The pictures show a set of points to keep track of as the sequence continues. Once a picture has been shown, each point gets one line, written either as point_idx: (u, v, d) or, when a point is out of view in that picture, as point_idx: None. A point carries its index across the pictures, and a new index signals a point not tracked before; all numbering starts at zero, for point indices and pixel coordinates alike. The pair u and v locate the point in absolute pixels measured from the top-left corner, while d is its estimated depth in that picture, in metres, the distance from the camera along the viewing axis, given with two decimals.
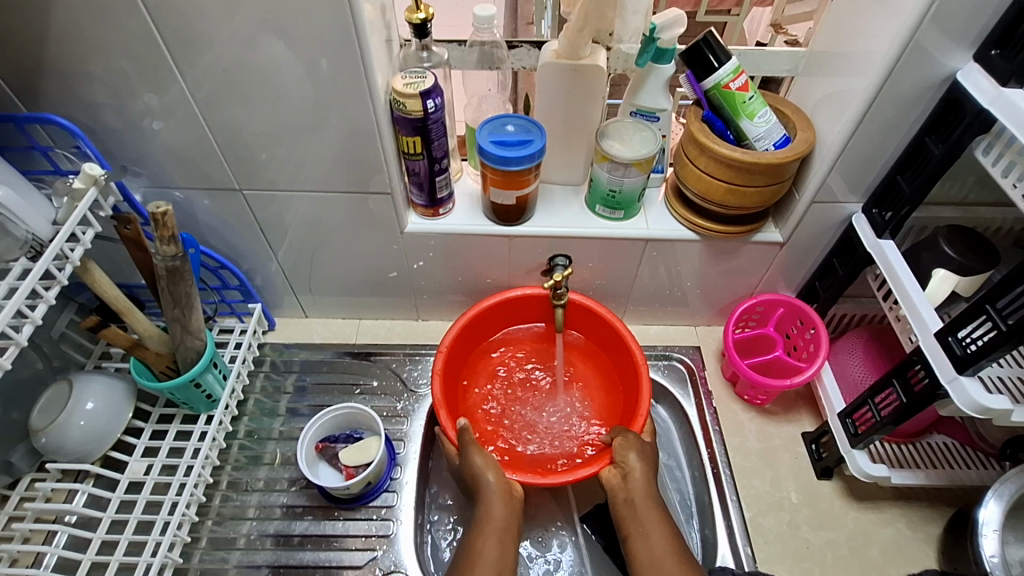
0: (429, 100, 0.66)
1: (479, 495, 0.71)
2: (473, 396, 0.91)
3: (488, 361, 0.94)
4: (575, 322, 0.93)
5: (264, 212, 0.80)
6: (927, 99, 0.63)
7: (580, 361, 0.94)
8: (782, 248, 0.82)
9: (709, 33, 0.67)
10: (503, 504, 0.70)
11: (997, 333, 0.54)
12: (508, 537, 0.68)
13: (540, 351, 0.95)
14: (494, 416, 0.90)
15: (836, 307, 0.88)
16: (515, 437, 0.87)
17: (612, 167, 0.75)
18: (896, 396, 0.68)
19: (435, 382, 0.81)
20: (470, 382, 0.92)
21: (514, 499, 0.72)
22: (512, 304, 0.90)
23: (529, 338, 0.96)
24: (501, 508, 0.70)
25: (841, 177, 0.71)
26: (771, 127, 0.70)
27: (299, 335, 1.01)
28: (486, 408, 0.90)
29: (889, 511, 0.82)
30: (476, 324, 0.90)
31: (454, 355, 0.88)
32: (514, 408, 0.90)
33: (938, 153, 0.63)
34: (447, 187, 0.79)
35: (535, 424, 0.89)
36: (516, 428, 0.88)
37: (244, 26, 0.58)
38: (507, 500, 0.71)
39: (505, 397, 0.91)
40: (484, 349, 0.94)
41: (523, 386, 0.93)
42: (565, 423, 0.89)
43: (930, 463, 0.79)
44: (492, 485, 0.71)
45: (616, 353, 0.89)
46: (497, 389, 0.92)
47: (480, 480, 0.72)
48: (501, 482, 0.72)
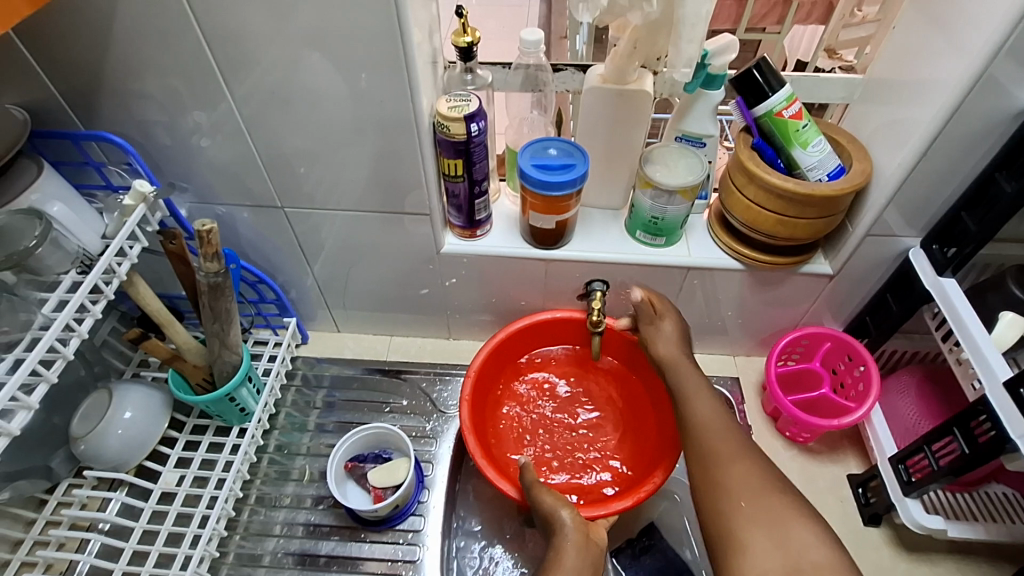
0: (473, 124, 0.66)
1: (554, 538, 0.66)
2: (502, 420, 0.89)
3: (516, 384, 0.92)
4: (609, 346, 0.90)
5: (303, 227, 0.81)
6: (998, 135, 0.59)
7: (611, 387, 0.91)
8: (831, 281, 0.78)
9: (761, 59, 0.66)
10: (579, 553, 0.64)
11: None
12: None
13: (571, 375, 0.93)
14: (522, 440, 0.87)
15: (887, 343, 0.83)
16: (545, 462, 0.85)
17: (656, 194, 0.73)
18: (957, 445, 0.64)
19: (463, 409, 0.80)
20: (498, 407, 0.90)
21: (591, 544, 0.66)
22: (544, 327, 0.89)
23: (559, 360, 0.94)
24: (575, 559, 0.63)
25: (899, 211, 0.68)
26: (825, 156, 0.67)
27: (331, 349, 1.01)
28: (513, 431, 0.88)
29: (942, 565, 0.76)
30: (505, 347, 0.88)
31: (482, 379, 0.87)
32: (547, 435, 0.88)
33: (1009, 191, 0.59)
34: (486, 209, 0.78)
35: (565, 450, 0.87)
36: (544, 453, 0.86)
37: (293, 43, 0.58)
38: (583, 549, 0.65)
39: (534, 420, 0.89)
40: (511, 372, 0.92)
41: (553, 409, 0.90)
42: (596, 450, 0.86)
43: (989, 516, 0.73)
44: (568, 525, 0.66)
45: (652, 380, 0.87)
46: (526, 410, 0.90)
47: (557, 521, 0.67)
48: (580, 527, 0.66)
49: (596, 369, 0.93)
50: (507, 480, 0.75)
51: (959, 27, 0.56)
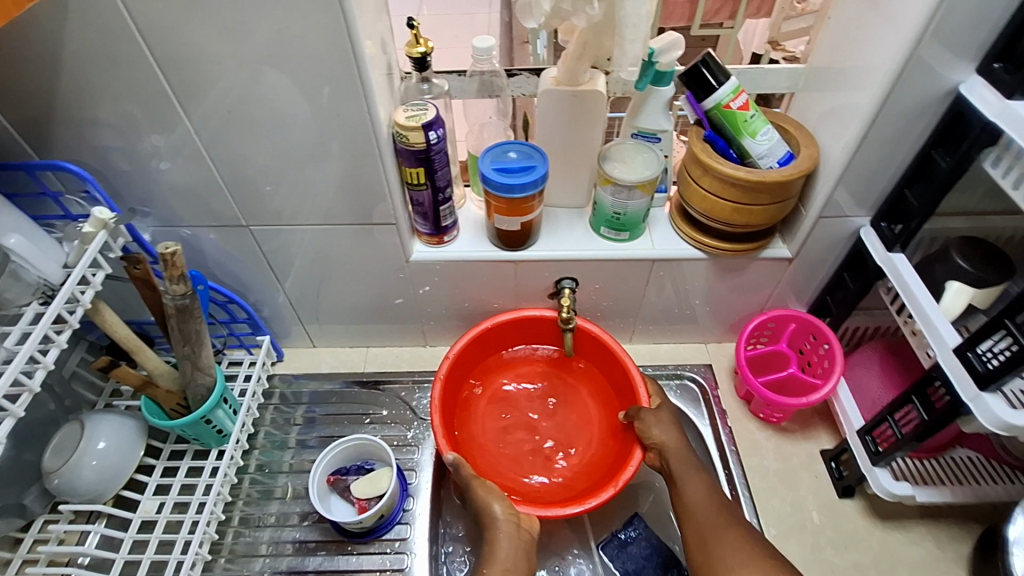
0: (431, 132, 0.67)
1: (487, 531, 0.70)
2: (474, 415, 0.90)
3: (495, 381, 0.94)
4: (587, 351, 0.91)
5: (270, 245, 0.81)
6: (933, 113, 0.62)
7: (586, 394, 0.92)
8: (790, 264, 0.81)
9: (707, 54, 0.68)
10: (510, 542, 0.68)
11: (1017, 349, 0.52)
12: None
13: (551, 378, 0.94)
14: (489, 436, 0.89)
15: (848, 320, 0.86)
16: (506, 463, 0.86)
17: (616, 190, 0.75)
18: (917, 412, 0.67)
19: (437, 385, 0.83)
20: (475, 402, 0.91)
21: (522, 531, 0.70)
22: (526, 324, 0.90)
23: (540, 362, 0.95)
24: (508, 550, 0.68)
25: (847, 192, 0.71)
26: (774, 145, 0.70)
27: (307, 365, 1.00)
28: (483, 427, 0.89)
29: (915, 530, 0.79)
30: (483, 342, 0.90)
31: (460, 367, 0.88)
32: (514, 436, 0.89)
33: (946, 166, 0.62)
34: (451, 215, 0.79)
35: (528, 453, 0.87)
36: (509, 453, 0.87)
37: (247, 63, 0.59)
38: (515, 537, 0.69)
39: (506, 420, 0.90)
40: (490, 370, 0.94)
41: (527, 410, 0.91)
42: (558, 458, 0.87)
43: (954, 479, 0.76)
44: (500, 520, 0.70)
45: (625, 389, 0.87)
46: (499, 409, 0.91)
47: (489, 516, 0.71)
48: (511, 518, 0.70)
49: (574, 372, 0.94)
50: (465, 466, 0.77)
51: (887, 13, 0.59)
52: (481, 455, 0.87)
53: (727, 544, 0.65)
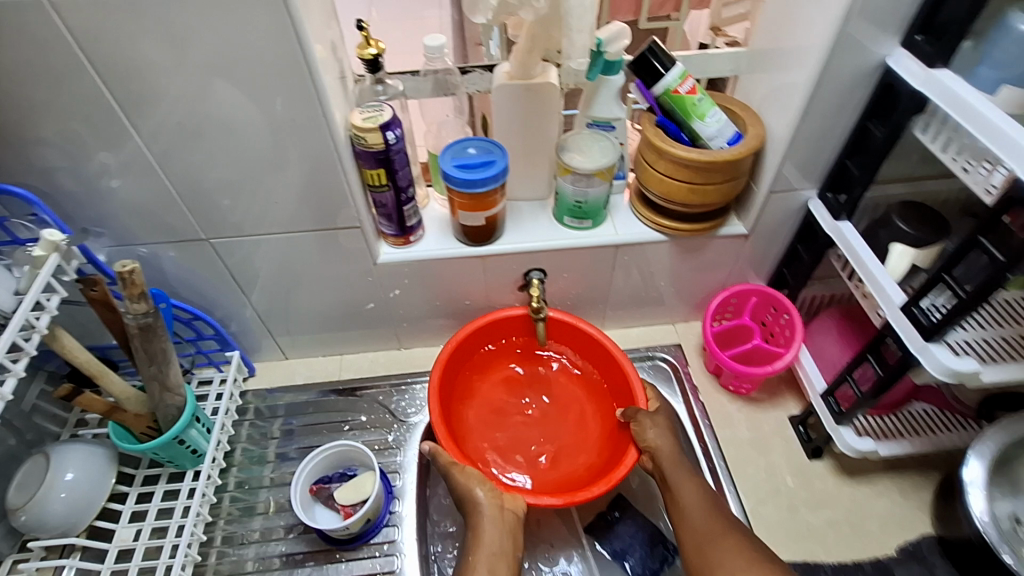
0: (389, 132, 0.67)
1: (471, 516, 0.73)
2: (472, 406, 0.91)
3: (496, 372, 0.94)
4: (586, 349, 0.91)
5: (233, 257, 0.79)
6: (866, 86, 0.66)
7: (584, 394, 0.92)
8: (747, 239, 0.84)
9: (652, 42, 0.71)
10: (494, 525, 0.71)
11: (958, 301, 0.56)
12: (502, 561, 0.70)
13: (551, 374, 0.94)
14: (484, 428, 0.89)
15: (803, 291, 0.90)
16: (497, 455, 0.86)
17: (576, 178, 0.77)
18: (872, 369, 0.71)
19: (436, 368, 0.84)
20: (474, 391, 0.92)
21: (506, 513, 0.73)
22: (526, 317, 0.91)
23: (542, 356, 0.95)
24: (493, 533, 0.70)
25: (794, 166, 0.74)
26: (723, 125, 0.73)
27: (281, 378, 0.99)
28: (480, 418, 0.90)
29: (881, 483, 0.83)
30: (483, 333, 0.90)
31: (461, 355, 0.89)
32: (509, 431, 0.89)
33: (881, 135, 0.66)
34: (416, 214, 0.79)
35: (521, 448, 0.87)
36: (502, 446, 0.87)
37: (195, 73, 0.58)
38: (498, 520, 0.71)
39: (502, 413, 0.90)
40: (492, 362, 0.94)
41: (524, 405, 0.91)
42: (550, 456, 0.86)
43: (913, 431, 0.78)
44: (483, 502, 0.72)
45: (621, 390, 0.87)
46: (496, 403, 0.91)
47: (473, 501, 0.73)
48: (494, 501, 0.73)
49: (574, 370, 0.93)
50: (455, 449, 0.78)
51: None
52: (473, 447, 0.87)
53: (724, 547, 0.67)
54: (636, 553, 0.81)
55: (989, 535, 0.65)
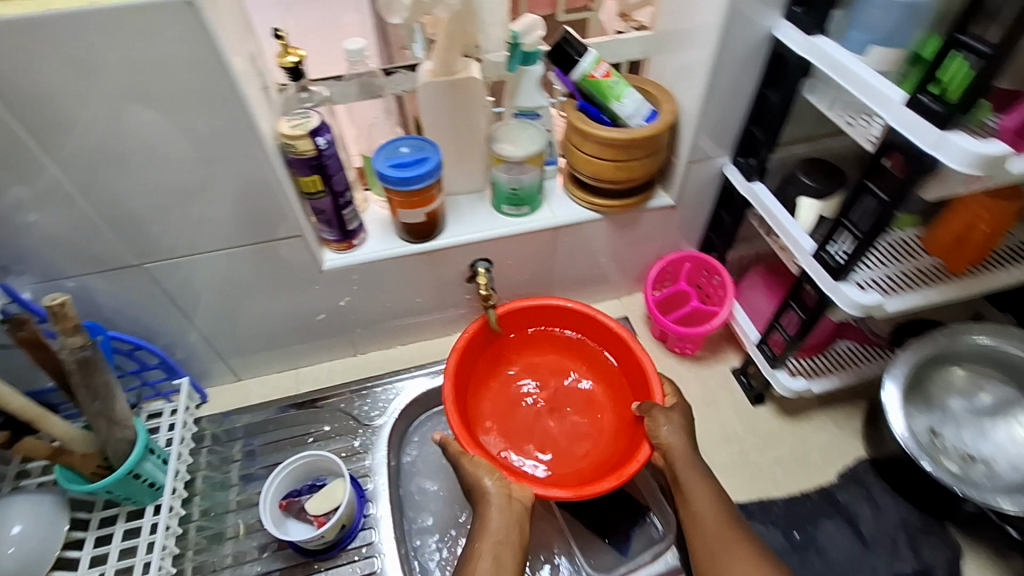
0: (318, 138, 0.68)
1: (479, 504, 0.71)
2: (488, 396, 0.90)
3: (514, 364, 0.93)
4: (606, 341, 0.90)
5: (172, 281, 0.77)
6: (760, 56, 0.72)
7: (602, 388, 0.90)
8: (675, 209, 0.90)
9: (566, 32, 0.75)
10: (501, 513, 0.70)
11: (857, 241, 0.63)
12: (508, 549, 0.68)
13: (571, 365, 0.93)
14: (500, 419, 0.88)
15: (732, 254, 0.96)
16: (509, 446, 0.85)
17: (508, 167, 0.81)
18: (796, 314, 0.77)
19: (451, 356, 0.83)
20: (490, 383, 0.91)
21: (513, 501, 0.71)
22: (543, 307, 0.90)
23: (564, 346, 0.93)
24: (499, 521, 0.69)
25: (707, 136, 0.80)
26: (639, 105, 0.77)
27: (236, 400, 0.97)
28: (496, 408, 0.89)
29: (818, 418, 0.90)
30: (499, 322, 0.89)
31: (477, 342, 0.88)
32: (523, 423, 0.88)
33: (778, 100, 0.72)
34: (356, 217, 0.80)
35: (534, 440, 0.86)
36: (516, 438, 0.86)
37: (109, 95, 0.56)
38: (506, 509, 0.70)
39: (518, 405, 0.89)
40: (510, 351, 0.93)
41: (542, 397, 0.90)
42: (561, 448, 0.85)
43: (839, 367, 0.85)
44: (491, 491, 0.71)
45: (639, 385, 0.85)
46: (514, 393, 0.90)
47: (480, 489, 0.71)
48: (502, 490, 0.71)
49: (595, 363, 0.92)
50: (467, 437, 0.77)
51: None
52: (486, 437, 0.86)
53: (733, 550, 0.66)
54: (609, 517, 0.86)
55: (914, 452, 0.68)
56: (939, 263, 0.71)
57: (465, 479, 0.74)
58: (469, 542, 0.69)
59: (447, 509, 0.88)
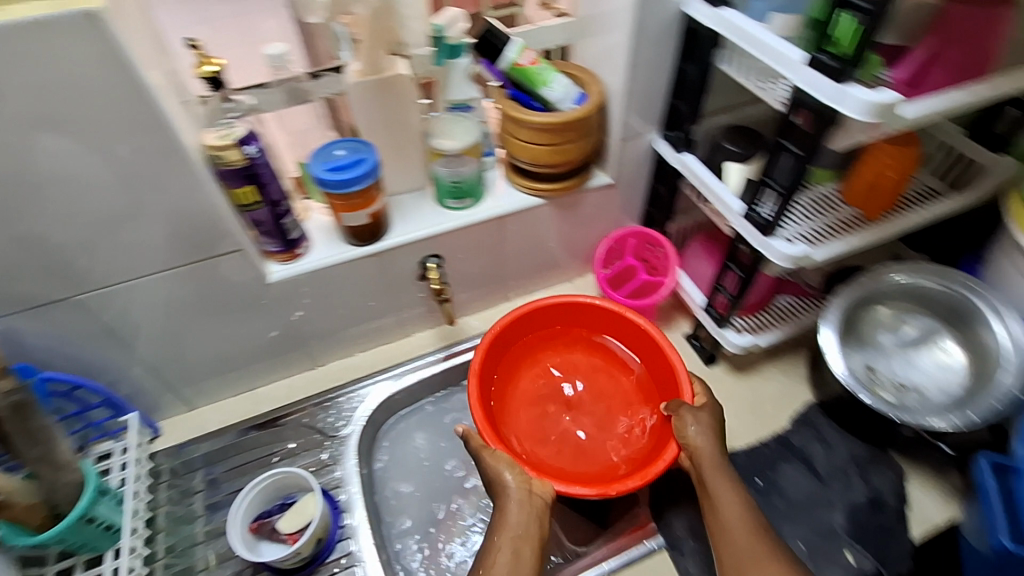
0: (248, 146, 0.67)
1: (499, 498, 0.72)
2: (513, 393, 0.91)
3: (542, 359, 0.94)
4: (634, 339, 0.90)
5: (107, 313, 0.74)
6: (675, 32, 0.75)
7: (631, 386, 0.91)
8: (614, 187, 0.93)
9: (490, 26, 0.78)
10: (522, 509, 0.69)
11: (782, 197, 0.67)
12: (527, 543, 0.67)
13: (598, 363, 0.94)
14: (528, 415, 0.89)
15: (675, 226, 1.00)
16: (536, 444, 0.86)
17: (447, 161, 0.82)
18: (734, 274, 0.82)
19: (477, 352, 0.84)
20: (518, 377, 0.92)
21: (534, 497, 0.71)
22: (568, 305, 0.91)
23: (590, 344, 0.94)
24: (519, 516, 0.69)
25: (635, 114, 0.83)
26: (568, 89, 0.79)
27: (192, 429, 0.93)
28: (524, 404, 0.90)
29: (767, 370, 0.96)
30: (526, 319, 0.90)
31: (503, 338, 0.89)
32: (550, 420, 0.89)
33: (696, 72, 0.76)
34: (297, 226, 0.78)
35: (561, 437, 0.87)
36: (544, 435, 0.87)
37: (14, 120, 0.53)
38: (526, 504, 0.70)
39: (546, 401, 0.90)
40: (537, 349, 0.94)
41: (570, 394, 0.91)
42: (587, 447, 0.87)
43: (780, 320, 0.90)
44: (511, 486, 0.71)
45: (668, 386, 0.86)
46: (542, 389, 0.92)
47: (501, 483, 0.72)
48: (522, 485, 0.71)
49: (624, 362, 0.93)
50: (492, 433, 0.78)
51: None
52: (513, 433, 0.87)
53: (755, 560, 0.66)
54: None
55: (860, 394, 0.73)
56: (857, 213, 0.76)
57: (485, 473, 0.74)
58: (487, 536, 0.69)
59: (425, 507, 0.89)
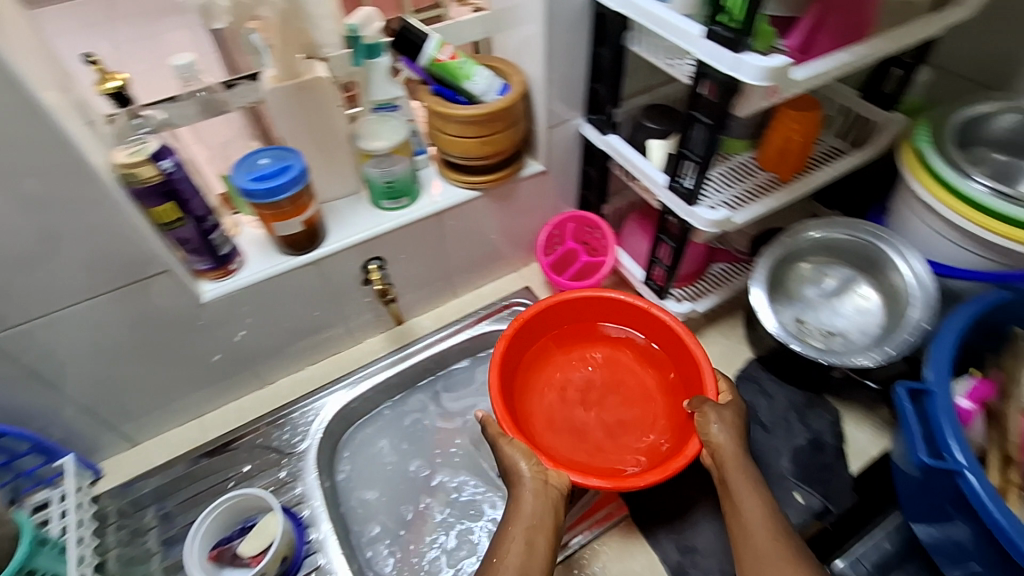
0: (162, 162, 0.65)
1: (514, 488, 0.70)
2: (536, 387, 0.91)
3: (564, 355, 0.93)
4: (658, 334, 0.90)
5: (28, 353, 0.69)
6: (586, 19, 0.78)
7: (654, 383, 0.91)
8: (547, 174, 0.94)
9: (404, 22, 0.78)
10: (536, 498, 0.68)
11: (699, 166, 0.70)
12: (541, 533, 0.65)
13: (620, 358, 0.93)
14: (550, 409, 0.89)
15: (610, 207, 1.03)
16: (557, 438, 0.86)
17: (378, 161, 0.81)
18: (667, 245, 0.85)
19: (498, 344, 0.84)
20: (540, 370, 0.92)
21: (549, 487, 0.69)
22: (588, 300, 0.90)
23: (613, 340, 0.94)
24: (534, 505, 0.67)
25: (558, 100, 0.85)
26: (490, 80, 0.80)
27: (137, 466, 0.88)
28: (546, 399, 0.90)
29: (709, 335, 1.00)
30: (547, 312, 0.90)
31: (525, 330, 0.89)
32: (571, 416, 0.88)
33: (610, 56, 0.79)
34: (227, 241, 0.76)
35: (581, 432, 0.87)
36: (565, 430, 0.87)
37: None
38: (542, 493, 0.68)
39: (569, 396, 0.90)
40: (559, 344, 0.94)
41: (593, 389, 0.91)
42: (607, 442, 0.86)
43: (716, 286, 0.95)
44: (527, 476, 0.70)
45: (691, 383, 0.84)
46: (565, 383, 0.91)
47: (517, 473, 0.71)
48: (537, 475, 0.70)
49: (648, 358, 0.92)
50: (511, 423, 0.77)
51: None
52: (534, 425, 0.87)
53: (776, 560, 0.63)
54: None
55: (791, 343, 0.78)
56: (773, 176, 0.81)
57: (500, 461, 0.74)
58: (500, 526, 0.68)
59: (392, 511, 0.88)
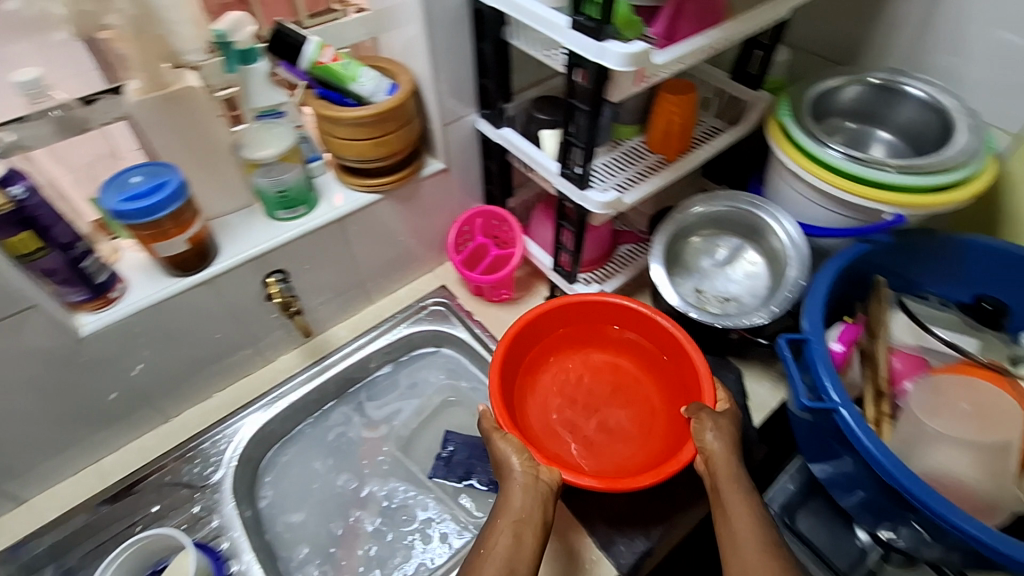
0: (12, 187, 0.60)
1: (505, 482, 0.70)
2: (537, 389, 0.91)
3: (566, 357, 0.93)
4: (658, 341, 0.89)
5: None
6: (466, 15, 0.79)
7: (654, 391, 0.90)
8: (448, 171, 0.95)
9: (278, 25, 0.74)
10: (525, 493, 0.67)
11: (584, 151, 0.73)
12: (529, 526, 0.65)
13: (620, 363, 0.93)
14: (552, 409, 0.89)
15: (517, 199, 1.05)
16: (556, 440, 0.86)
17: (266, 171, 0.79)
18: (569, 230, 0.88)
19: (500, 344, 0.83)
20: (541, 370, 0.92)
21: (540, 483, 0.68)
22: (587, 305, 0.90)
23: (615, 345, 0.94)
24: (522, 499, 0.67)
25: (448, 97, 0.85)
26: (377, 81, 0.79)
27: (26, 526, 0.80)
28: (548, 401, 0.90)
29: None
30: (551, 314, 0.89)
31: (529, 330, 0.89)
32: (570, 419, 0.89)
33: (494, 51, 0.80)
34: (104, 269, 0.71)
35: (578, 435, 0.87)
36: (564, 432, 0.87)
37: None
38: (531, 488, 0.68)
39: (570, 399, 0.90)
40: (561, 347, 0.94)
41: (594, 393, 0.91)
42: (602, 446, 0.86)
43: (623, 266, 0.99)
44: (517, 471, 0.69)
45: (689, 389, 0.84)
46: (566, 386, 0.92)
47: (507, 468, 0.70)
48: (528, 470, 0.69)
49: (650, 366, 0.91)
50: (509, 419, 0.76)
51: None
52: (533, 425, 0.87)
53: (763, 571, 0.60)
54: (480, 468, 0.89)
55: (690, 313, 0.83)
56: (661, 158, 0.85)
57: (494, 460, 0.74)
58: (489, 520, 0.68)
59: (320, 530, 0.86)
